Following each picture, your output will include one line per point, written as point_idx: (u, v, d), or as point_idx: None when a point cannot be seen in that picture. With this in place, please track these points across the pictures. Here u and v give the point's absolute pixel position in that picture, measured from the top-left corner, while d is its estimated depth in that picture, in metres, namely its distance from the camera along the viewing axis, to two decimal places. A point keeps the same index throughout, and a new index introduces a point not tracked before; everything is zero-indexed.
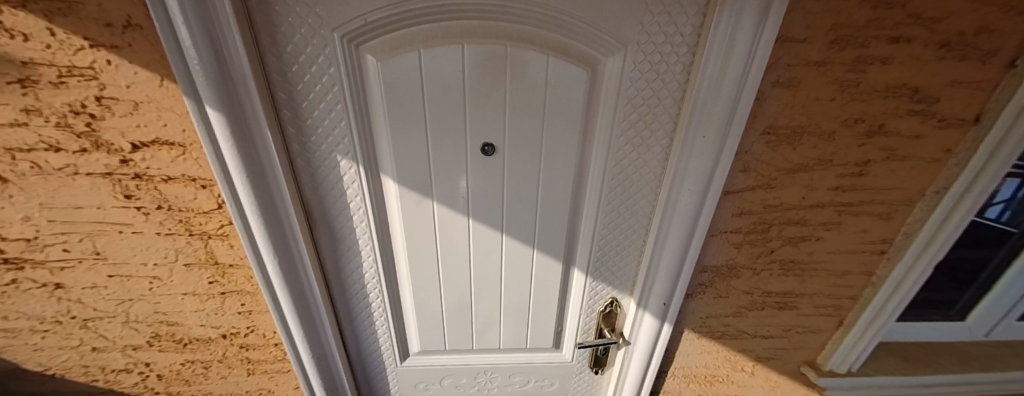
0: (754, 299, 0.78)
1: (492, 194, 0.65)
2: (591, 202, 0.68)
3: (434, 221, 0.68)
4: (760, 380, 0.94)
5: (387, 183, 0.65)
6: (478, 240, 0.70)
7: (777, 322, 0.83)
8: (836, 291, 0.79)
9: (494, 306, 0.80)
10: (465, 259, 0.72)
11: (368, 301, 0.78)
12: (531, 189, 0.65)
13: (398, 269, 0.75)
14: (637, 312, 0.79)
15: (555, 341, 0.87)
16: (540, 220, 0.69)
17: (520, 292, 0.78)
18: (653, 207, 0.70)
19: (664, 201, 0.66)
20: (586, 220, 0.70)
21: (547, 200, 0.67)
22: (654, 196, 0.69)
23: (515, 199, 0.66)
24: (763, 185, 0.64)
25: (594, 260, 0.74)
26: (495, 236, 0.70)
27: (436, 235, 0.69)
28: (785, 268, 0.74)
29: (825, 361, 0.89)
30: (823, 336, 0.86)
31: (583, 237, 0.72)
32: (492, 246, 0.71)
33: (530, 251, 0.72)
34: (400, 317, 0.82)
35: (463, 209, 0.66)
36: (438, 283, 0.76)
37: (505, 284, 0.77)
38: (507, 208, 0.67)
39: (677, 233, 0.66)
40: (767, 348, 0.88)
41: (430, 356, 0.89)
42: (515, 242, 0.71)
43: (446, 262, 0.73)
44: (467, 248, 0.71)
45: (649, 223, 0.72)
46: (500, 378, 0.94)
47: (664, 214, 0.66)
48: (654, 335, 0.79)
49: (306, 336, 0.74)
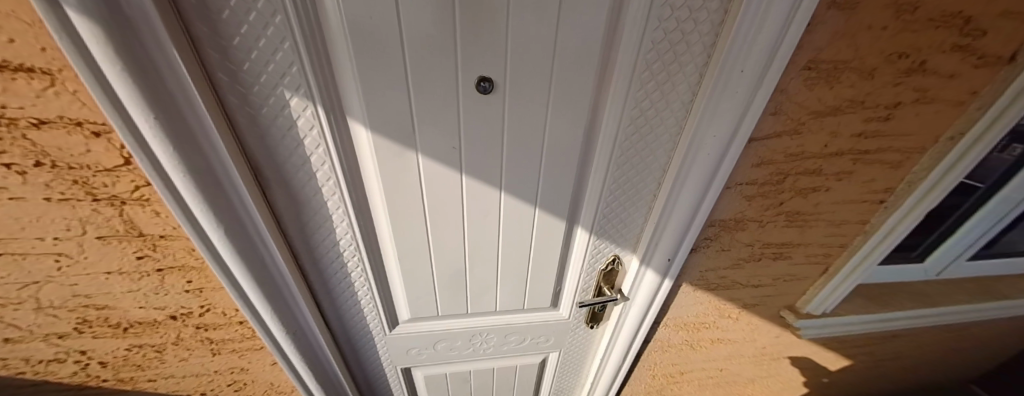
0: (754, 251, 0.76)
1: (490, 145, 0.54)
2: (602, 152, 0.59)
3: (421, 179, 0.56)
4: (743, 324, 0.99)
5: (355, 130, 0.51)
6: (472, 199, 0.61)
7: (770, 271, 0.83)
8: (830, 241, 0.78)
9: (491, 270, 0.73)
10: (457, 220, 0.63)
11: (346, 269, 0.69)
12: (535, 138, 0.55)
13: (380, 233, 0.65)
14: (638, 268, 0.76)
15: (553, 301, 0.84)
16: (544, 174, 0.60)
17: (520, 254, 0.72)
18: (667, 157, 0.63)
19: (684, 150, 0.58)
20: (595, 173, 0.62)
21: (554, 150, 0.57)
22: (673, 145, 0.61)
23: (516, 149, 0.56)
24: (790, 130, 0.57)
25: (601, 217, 0.67)
26: (493, 194, 0.60)
27: (423, 196, 0.59)
28: (790, 219, 0.71)
29: (804, 305, 0.93)
30: (806, 283, 0.89)
31: (591, 193, 0.64)
32: (488, 205, 0.62)
33: (532, 210, 0.64)
34: (384, 285, 0.74)
35: (457, 163, 0.56)
36: (428, 249, 0.67)
37: (503, 246, 0.69)
38: (508, 160, 0.57)
39: (695, 186, 0.60)
40: (755, 296, 0.90)
41: (421, 323, 0.83)
42: (516, 200, 0.62)
43: (435, 225, 0.63)
44: (460, 209, 0.62)
45: (662, 175, 0.65)
46: (495, 338, 0.91)
47: (680, 165, 0.60)
48: (654, 290, 0.77)
49: (275, 313, 0.65)
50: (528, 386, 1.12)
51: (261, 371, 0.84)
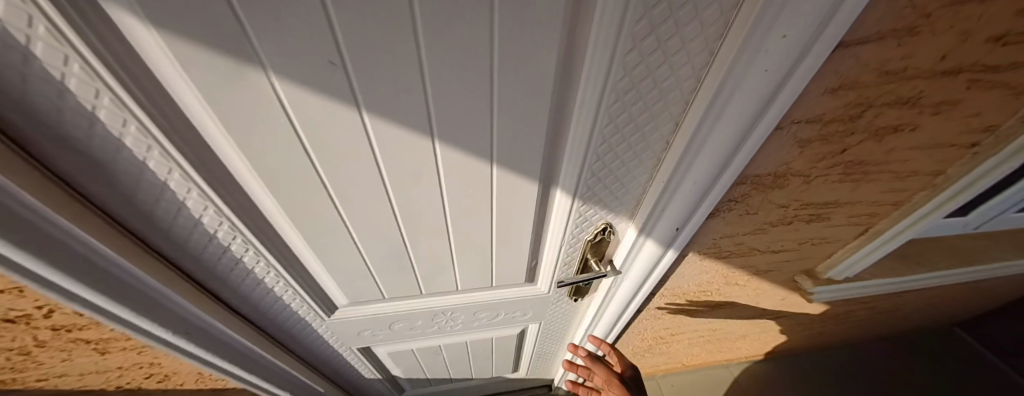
0: (785, 214, 0.58)
1: (390, 64, 0.30)
2: (593, 80, 0.34)
3: (290, 122, 0.34)
4: (749, 289, 0.86)
5: (117, 35, 0.24)
6: (385, 153, 0.39)
7: (798, 235, 0.66)
8: (883, 198, 0.60)
9: (442, 246, 0.55)
10: (375, 185, 0.42)
11: (229, 256, 0.49)
12: (472, 51, 0.30)
13: (264, 209, 0.44)
14: (636, 240, 0.58)
15: (528, 276, 0.68)
16: (497, 114, 0.37)
17: (478, 226, 0.53)
18: (699, 85, 0.38)
19: (730, 73, 0.34)
20: (579, 113, 0.38)
21: (509, 73, 0.33)
22: (716, 69, 0.35)
23: (442, 72, 0.32)
24: (905, 31, 0.34)
25: (588, 176, 0.46)
26: (419, 145, 0.38)
27: (304, 149, 0.37)
28: (847, 172, 0.51)
29: (826, 270, 0.79)
30: (835, 246, 0.73)
31: (574, 144, 0.42)
32: (416, 162, 0.40)
33: (487, 168, 0.43)
34: (299, 271, 0.56)
35: (341, 93, 0.32)
36: (346, 223, 0.48)
37: (451, 217, 0.50)
38: (431, 89, 0.33)
39: (735, 130, 0.38)
40: (772, 262, 0.75)
41: (365, 306, 0.67)
42: (458, 154, 0.40)
43: (340, 191, 0.42)
44: (373, 167, 0.40)
45: (684, 114, 0.42)
46: (461, 316, 0.77)
47: (718, 99, 0.36)
48: (654, 263, 0.61)
49: (161, 324, 0.46)
50: (507, 354, 1.03)
51: (176, 362, 0.72)
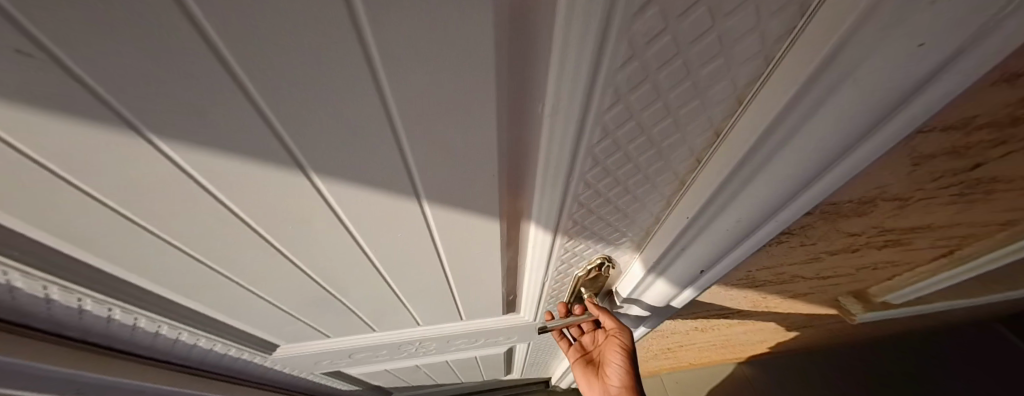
0: (854, 242, 0.42)
1: (140, 47, 0.14)
2: (571, 59, 0.19)
3: (38, 164, 0.19)
4: (781, 310, 0.71)
5: None
6: (235, 195, 0.24)
7: (860, 261, 0.50)
8: (997, 219, 0.42)
9: (385, 291, 0.41)
10: (247, 235, 0.28)
11: (96, 312, 0.37)
12: (309, 13, 0.14)
13: (113, 271, 0.30)
14: (644, 279, 0.43)
15: (508, 307, 0.54)
16: (404, 128, 0.21)
17: (423, 269, 0.38)
18: (767, 73, 0.21)
19: (845, 50, 0.17)
20: (551, 118, 0.23)
21: (405, 58, 0.17)
22: (809, 42, 0.18)
23: (262, 57, 0.16)
24: None
25: (574, 206, 0.31)
26: (286, 183, 0.23)
27: (89, 197, 0.22)
28: (963, 192, 0.34)
29: (885, 294, 0.63)
30: (905, 271, 0.56)
31: (546, 165, 0.27)
32: (295, 206, 0.25)
33: (416, 207, 0.28)
34: (208, 322, 0.43)
35: (88, 111, 0.17)
36: (235, 278, 0.34)
37: (382, 263, 0.35)
38: (260, 91, 0.18)
39: (831, 151, 0.22)
40: (817, 286, 0.59)
41: (310, 343, 0.55)
42: (361, 193, 0.25)
43: (190, 245, 0.28)
44: (223, 214, 0.25)
45: (732, 121, 0.25)
46: (433, 344, 0.65)
47: (807, 97, 0.20)
48: (665, 304, 0.46)
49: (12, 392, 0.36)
50: (497, 368, 0.93)
51: None
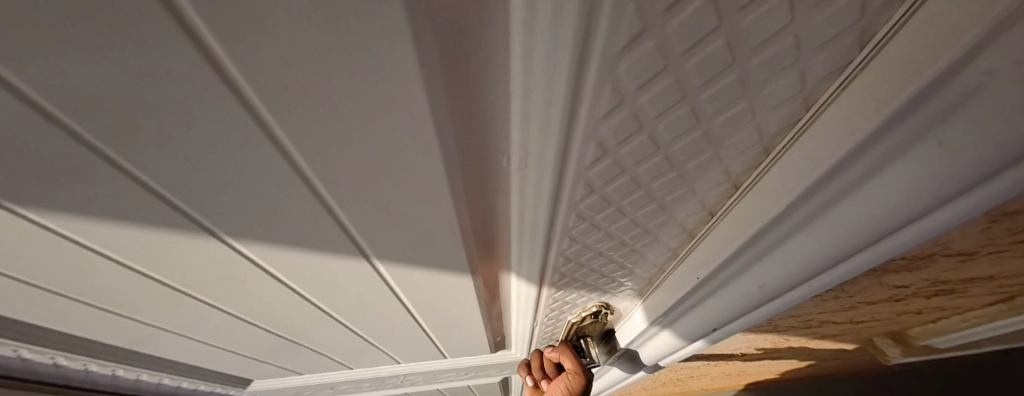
0: (898, 293, 0.35)
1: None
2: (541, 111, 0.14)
3: None
4: (805, 350, 0.63)
5: None
6: (143, 258, 0.20)
7: (902, 307, 0.43)
8: None
9: (352, 339, 0.37)
10: (175, 293, 0.24)
11: (36, 359, 0.34)
12: (174, 61, 0.11)
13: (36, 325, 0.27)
14: (646, 329, 0.38)
15: (497, 346, 0.50)
16: (336, 186, 0.17)
17: (391, 321, 0.33)
18: (804, 123, 0.17)
19: (926, 110, 0.12)
20: (523, 175, 0.18)
21: (314, 112, 0.13)
22: (866, 89, 0.13)
23: (125, 112, 0.12)
24: None
25: (560, 260, 0.26)
26: (202, 246, 0.19)
27: None
28: None
29: (928, 338, 0.55)
30: (956, 317, 0.48)
31: (520, 222, 0.22)
32: (219, 268, 0.22)
33: (367, 266, 0.23)
34: (167, 364, 0.40)
35: None
36: (177, 330, 0.30)
37: (342, 316, 0.31)
38: (130, 152, 0.14)
39: (894, 227, 0.16)
40: (848, 329, 0.52)
41: (284, 378, 0.52)
42: (297, 255, 0.21)
43: (115, 303, 0.25)
44: (138, 276, 0.22)
45: (756, 172, 0.20)
46: (418, 378, 0.60)
47: (862, 158, 0.15)
48: (671, 359, 0.40)
49: None
50: None
51: None
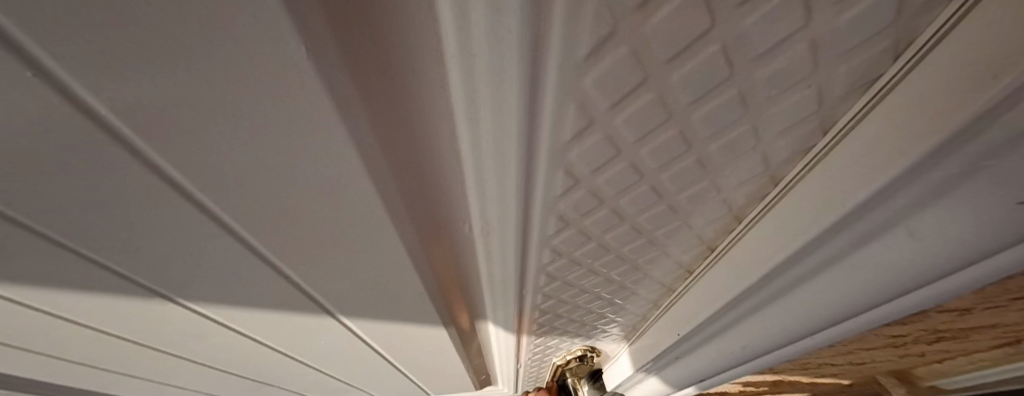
0: (893, 340, 0.34)
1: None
2: (492, 190, 0.14)
3: None
4: (810, 388, 0.60)
5: None
6: (98, 318, 0.20)
7: (903, 351, 0.41)
8: None
9: (330, 382, 0.36)
10: (141, 347, 0.24)
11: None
12: (112, 154, 0.11)
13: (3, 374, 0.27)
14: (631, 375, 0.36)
15: (483, 382, 0.49)
16: (292, 255, 0.17)
17: (368, 366, 0.32)
18: (771, 198, 0.17)
19: (878, 206, 0.12)
20: (487, 240, 0.18)
21: (260, 200, 0.13)
22: (827, 177, 0.13)
23: (66, 208, 0.12)
24: None
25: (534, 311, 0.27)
26: (154, 310, 0.19)
27: None
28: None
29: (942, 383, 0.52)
30: (968, 361, 0.45)
31: (489, 282, 0.22)
32: (181, 327, 0.21)
33: (334, 322, 0.23)
34: None
35: None
36: (149, 376, 0.30)
37: (315, 363, 0.30)
38: (67, 235, 0.13)
39: (872, 307, 0.16)
40: (850, 370, 0.49)
41: None
42: (260, 313, 0.21)
43: (75, 354, 0.24)
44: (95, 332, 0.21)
45: (729, 238, 0.20)
46: None
47: (831, 241, 0.14)
48: None
49: None
50: None
51: None
